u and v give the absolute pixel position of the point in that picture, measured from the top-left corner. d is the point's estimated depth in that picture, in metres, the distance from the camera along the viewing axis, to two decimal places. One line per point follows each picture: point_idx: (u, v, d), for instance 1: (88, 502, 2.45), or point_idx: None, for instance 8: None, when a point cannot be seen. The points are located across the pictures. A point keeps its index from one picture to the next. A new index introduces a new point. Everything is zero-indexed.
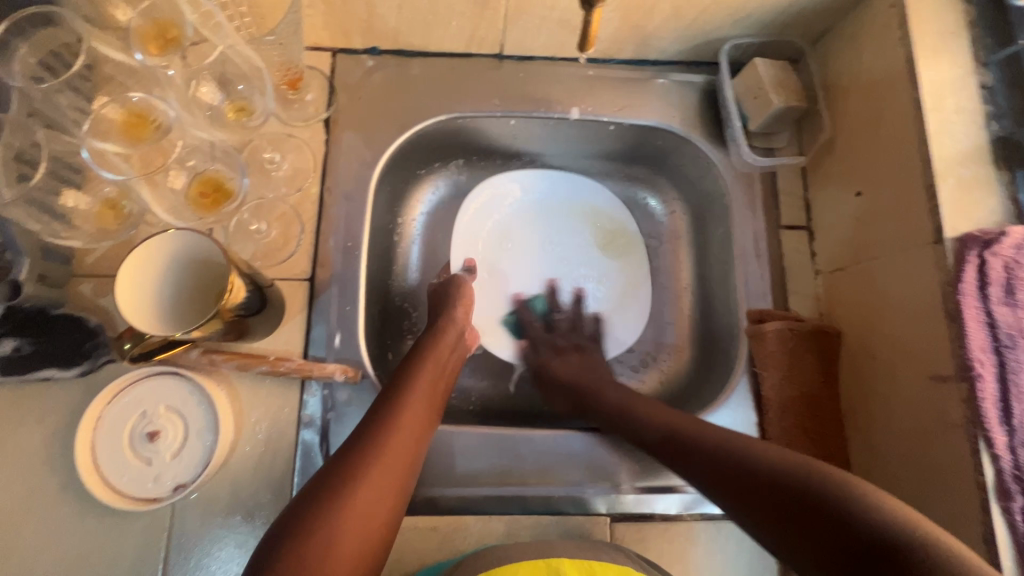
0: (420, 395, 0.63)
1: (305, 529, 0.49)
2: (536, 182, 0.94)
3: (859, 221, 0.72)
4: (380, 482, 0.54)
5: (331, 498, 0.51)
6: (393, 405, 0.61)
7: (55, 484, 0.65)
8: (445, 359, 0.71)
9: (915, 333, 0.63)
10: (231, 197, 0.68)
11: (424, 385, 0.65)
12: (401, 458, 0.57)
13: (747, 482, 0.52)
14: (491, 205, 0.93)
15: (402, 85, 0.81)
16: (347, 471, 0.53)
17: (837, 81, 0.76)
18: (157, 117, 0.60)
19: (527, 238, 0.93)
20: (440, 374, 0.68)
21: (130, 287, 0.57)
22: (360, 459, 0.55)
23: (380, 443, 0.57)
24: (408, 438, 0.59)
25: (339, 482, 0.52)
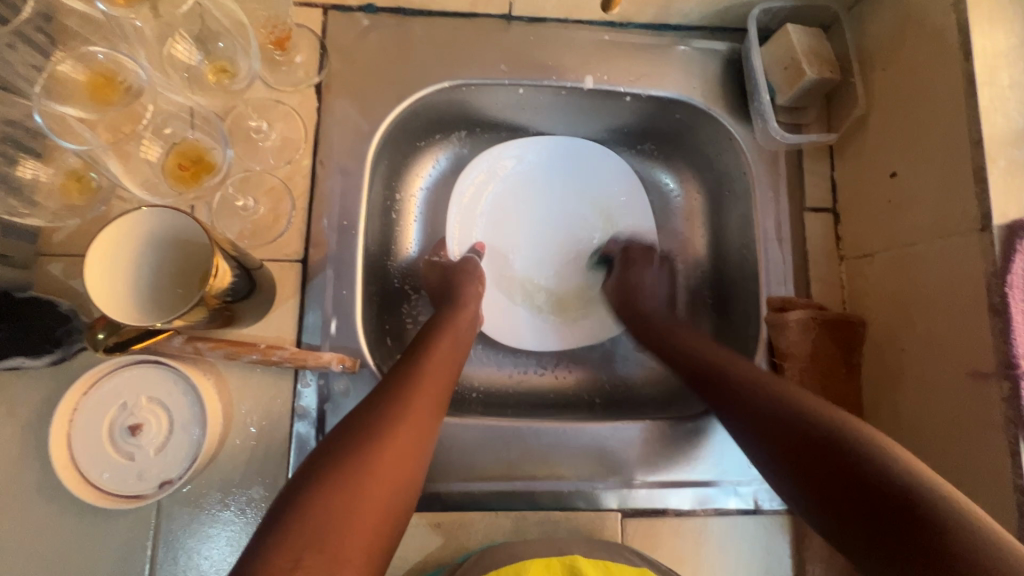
0: (434, 379, 0.59)
1: (310, 532, 0.44)
2: (536, 153, 0.86)
3: (892, 204, 0.68)
4: (391, 476, 0.49)
5: (339, 494, 0.46)
6: (405, 388, 0.56)
7: (29, 480, 0.61)
8: (457, 338, 0.66)
9: (951, 326, 0.59)
10: (214, 171, 0.62)
11: (436, 363, 0.61)
12: (414, 443, 0.53)
13: (806, 450, 0.49)
14: (489, 179, 0.85)
15: (401, 47, 0.74)
16: (355, 464, 0.48)
17: (875, 51, 0.71)
18: (127, 78, 0.53)
19: (528, 215, 0.87)
20: (452, 354, 0.64)
21: (102, 270, 0.51)
22: (367, 451, 0.49)
23: (393, 431, 0.52)
24: (422, 419, 0.55)
25: (345, 478, 0.47)
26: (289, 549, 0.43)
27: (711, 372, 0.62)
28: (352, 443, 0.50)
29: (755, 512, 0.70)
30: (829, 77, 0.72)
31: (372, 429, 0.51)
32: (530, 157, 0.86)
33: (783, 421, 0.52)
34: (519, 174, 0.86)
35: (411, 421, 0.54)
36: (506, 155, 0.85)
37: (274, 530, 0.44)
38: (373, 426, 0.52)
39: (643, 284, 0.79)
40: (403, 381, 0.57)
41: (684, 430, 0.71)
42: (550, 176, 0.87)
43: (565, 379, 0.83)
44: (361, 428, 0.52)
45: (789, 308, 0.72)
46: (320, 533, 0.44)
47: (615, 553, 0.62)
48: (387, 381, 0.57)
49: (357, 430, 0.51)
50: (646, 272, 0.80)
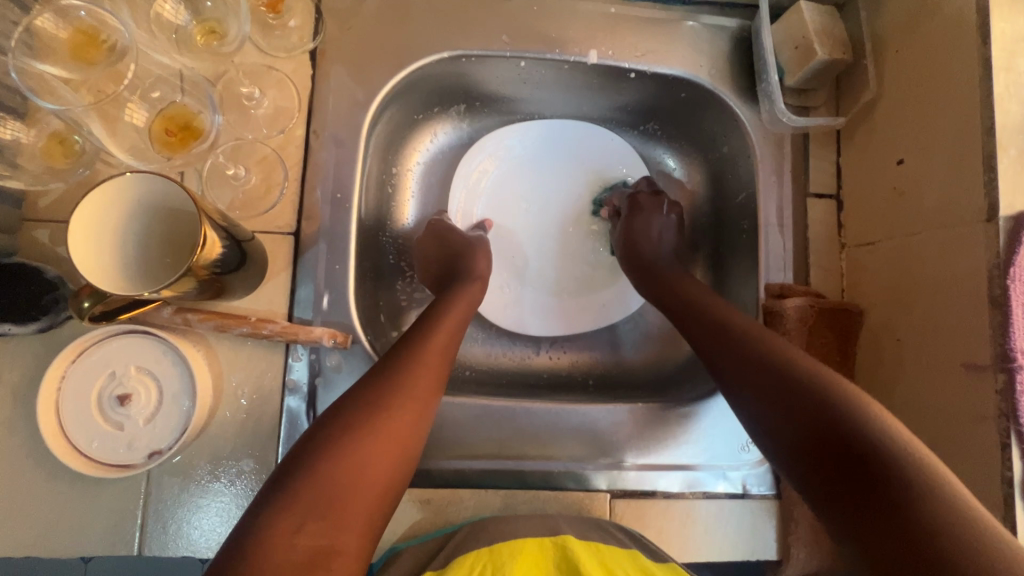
0: (441, 351, 0.58)
1: (313, 499, 0.44)
2: (537, 133, 0.84)
3: (897, 192, 0.67)
4: (394, 446, 0.49)
5: (343, 461, 0.46)
6: (412, 358, 0.55)
7: (18, 445, 0.61)
8: (467, 308, 0.65)
9: (950, 315, 0.59)
10: (201, 136, 0.60)
11: (444, 334, 0.60)
12: (418, 418, 0.52)
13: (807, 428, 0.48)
14: (491, 159, 0.84)
15: (400, 13, 0.71)
16: (358, 435, 0.48)
17: (888, 31, 0.68)
18: (110, 37, 0.51)
19: (531, 195, 0.85)
20: (460, 325, 0.63)
21: (86, 240, 0.50)
22: (370, 421, 0.49)
23: (397, 404, 0.51)
24: (427, 392, 0.54)
25: (348, 446, 0.47)
26: (292, 516, 0.43)
27: (715, 329, 0.60)
28: (355, 413, 0.50)
29: (743, 497, 0.70)
30: (840, 59, 0.70)
31: (377, 399, 0.51)
32: (529, 140, 0.84)
33: (787, 394, 0.50)
34: (522, 153, 0.84)
35: (417, 393, 0.53)
36: (511, 134, 0.84)
37: (272, 498, 0.44)
38: (376, 395, 0.51)
39: (641, 231, 0.77)
40: (409, 353, 0.56)
41: (676, 414, 0.71)
42: (556, 156, 0.85)
43: (559, 360, 0.83)
44: (362, 399, 0.51)
45: (787, 295, 0.72)
46: (324, 500, 0.45)
47: (606, 534, 0.62)
48: (392, 352, 0.57)
49: (358, 400, 0.51)
50: (654, 218, 0.77)
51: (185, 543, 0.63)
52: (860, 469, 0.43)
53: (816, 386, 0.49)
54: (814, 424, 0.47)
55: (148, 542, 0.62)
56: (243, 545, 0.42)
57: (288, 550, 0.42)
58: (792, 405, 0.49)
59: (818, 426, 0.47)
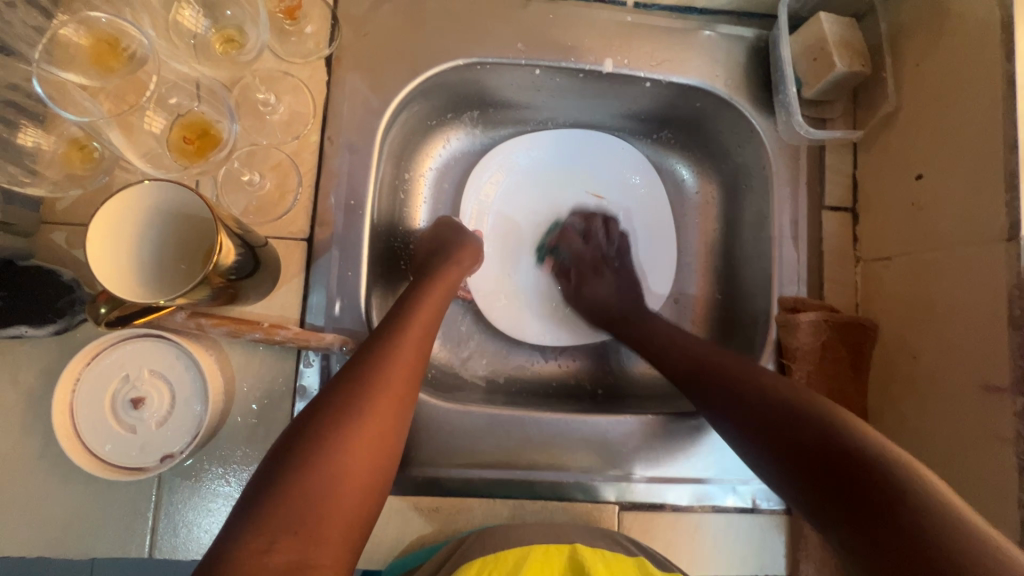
0: (412, 349, 0.57)
1: (285, 515, 0.44)
2: (548, 143, 0.85)
3: (915, 207, 0.66)
4: (367, 453, 0.49)
5: (311, 474, 0.46)
6: (382, 360, 0.54)
7: (33, 447, 0.61)
8: (439, 301, 0.64)
9: (968, 333, 0.58)
10: (219, 144, 0.60)
11: (415, 331, 0.59)
12: (388, 423, 0.52)
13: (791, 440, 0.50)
14: (503, 168, 0.84)
15: (416, 20, 0.71)
16: (330, 447, 0.48)
17: (909, 43, 0.67)
18: (129, 46, 0.51)
19: (541, 204, 0.85)
20: (432, 318, 0.62)
21: (104, 246, 0.50)
22: (341, 432, 0.49)
23: (369, 410, 0.51)
24: (399, 394, 0.53)
25: (317, 458, 0.47)
26: (264, 533, 0.43)
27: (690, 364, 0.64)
28: (326, 423, 0.49)
29: (753, 511, 0.70)
30: (859, 71, 0.70)
31: (347, 407, 0.50)
32: (536, 152, 0.85)
33: (771, 414, 0.53)
34: (533, 161, 0.85)
35: (388, 397, 0.52)
36: (523, 143, 0.84)
37: (254, 514, 0.44)
38: (346, 402, 0.51)
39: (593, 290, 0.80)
40: (379, 353, 0.55)
41: (685, 426, 0.71)
42: (567, 165, 0.86)
43: (568, 368, 0.83)
44: (333, 407, 0.50)
45: (800, 309, 0.71)
46: (296, 514, 0.45)
47: (612, 543, 0.62)
48: (360, 354, 0.55)
49: (328, 408, 0.50)
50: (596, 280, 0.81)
51: (195, 546, 0.63)
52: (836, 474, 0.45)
53: (796, 402, 0.52)
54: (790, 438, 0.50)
55: (159, 544, 0.62)
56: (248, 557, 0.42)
57: (261, 567, 0.42)
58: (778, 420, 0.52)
59: (793, 438, 0.49)
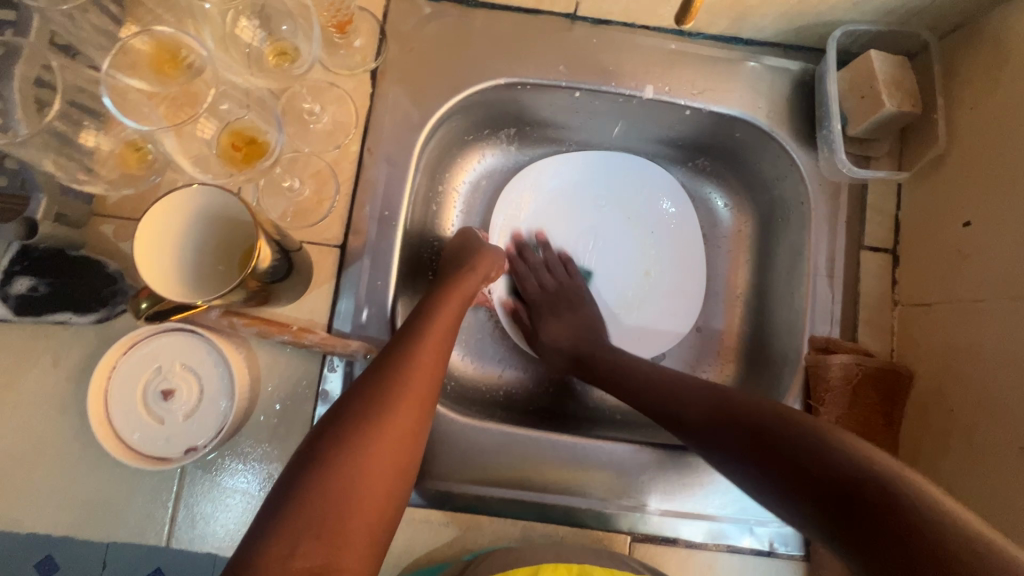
0: (433, 353, 0.57)
1: (308, 520, 0.45)
2: (581, 166, 0.85)
3: (961, 255, 0.64)
4: (389, 459, 0.49)
5: (334, 479, 0.47)
6: (405, 365, 0.54)
7: (66, 431, 0.64)
8: (458, 308, 0.64)
9: (1010, 389, 0.56)
10: (265, 153, 0.61)
11: (433, 335, 0.58)
12: (408, 425, 0.51)
13: (806, 486, 0.47)
14: (531, 189, 0.84)
15: (461, 39, 0.73)
16: (348, 454, 0.48)
17: (964, 85, 0.66)
18: (190, 56, 0.55)
19: (565, 225, 0.86)
20: (449, 324, 0.61)
21: (155, 238, 0.52)
22: (362, 436, 0.49)
23: (388, 413, 0.51)
24: (420, 398, 0.53)
25: (340, 466, 0.47)
26: (286, 539, 0.44)
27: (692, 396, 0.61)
28: (346, 428, 0.49)
29: (769, 555, 0.68)
30: (908, 111, 0.68)
31: (367, 412, 0.50)
32: (566, 176, 0.85)
33: (763, 444, 0.52)
34: (562, 184, 0.85)
35: (408, 406, 0.52)
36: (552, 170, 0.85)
37: (273, 520, 0.45)
38: (366, 407, 0.51)
39: (555, 329, 0.78)
40: (399, 359, 0.55)
41: (705, 462, 0.69)
42: (596, 186, 0.85)
43: (587, 391, 0.82)
44: (352, 411, 0.50)
45: (832, 350, 0.69)
46: (316, 518, 0.45)
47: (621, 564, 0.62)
48: (380, 358, 0.56)
49: (349, 416, 0.50)
50: (555, 323, 0.78)
51: (211, 539, 0.64)
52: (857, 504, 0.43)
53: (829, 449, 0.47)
54: (807, 470, 0.47)
55: (177, 533, 0.64)
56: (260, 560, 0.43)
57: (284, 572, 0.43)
58: (769, 443, 0.51)
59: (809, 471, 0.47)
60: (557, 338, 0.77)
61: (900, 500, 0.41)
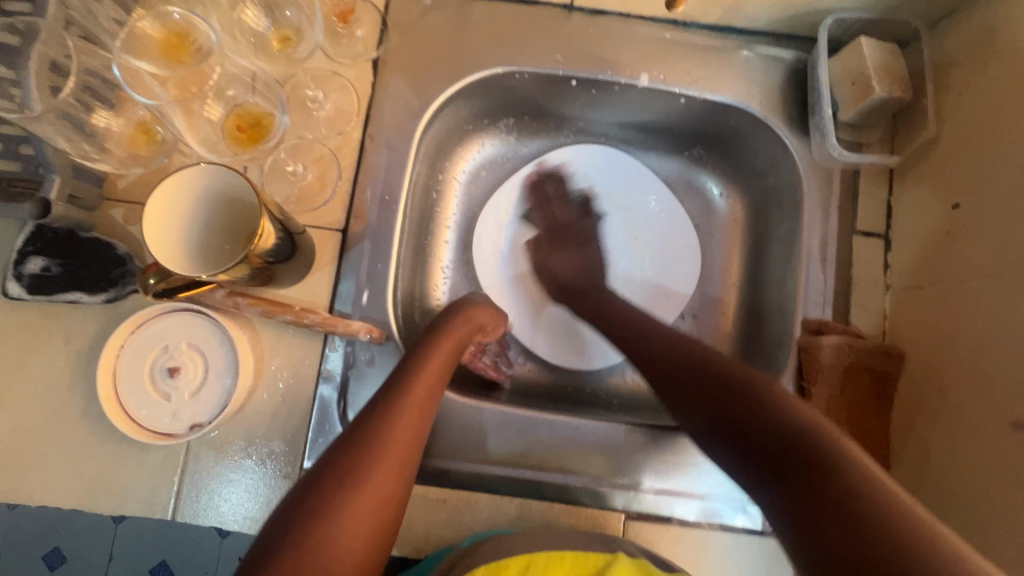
0: (418, 408, 0.56)
1: None
2: (569, 162, 0.87)
3: (951, 237, 0.65)
4: (367, 524, 0.48)
5: (313, 541, 0.45)
6: (388, 421, 0.53)
7: (76, 406, 0.66)
8: (448, 358, 0.63)
9: (999, 366, 0.57)
10: (271, 131, 0.64)
11: (421, 389, 0.57)
12: (389, 486, 0.50)
13: (757, 448, 0.49)
14: (521, 187, 0.86)
15: (460, 29, 0.74)
16: (326, 520, 0.46)
17: (955, 71, 0.67)
18: (198, 39, 0.57)
19: (555, 221, 0.87)
20: (437, 378, 0.60)
21: (162, 215, 0.54)
22: (341, 499, 0.47)
23: (370, 474, 0.49)
24: (402, 458, 0.52)
25: (318, 530, 0.46)
26: None
27: (675, 357, 0.62)
28: (326, 491, 0.47)
29: (762, 534, 0.68)
30: (899, 97, 0.69)
31: (349, 474, 0.49)
32: (558, 174, 0.87)
33: (759, 444, 0.48)
34: (549, 183, 0.87)
35: (390, 466, 0.51)
36: (541, 169, 0.86)
37: None
38: (348, 468, 0.49)
39: (552, 260, 0.83)
40: (384, 413, 0.53)
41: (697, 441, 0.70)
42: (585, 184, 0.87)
43: (584, 376, 0.83)
44: (333, 472, 0.49)
45: (824, 332, 0.70)
46: None
47: (615, 546, 0.63)
48: (364, 414, 0.54)
49: (330, 477, 0.48)
50: (560, 255, 0.83)
51: (215, 514, 0.66)
52: (798, 466, 0.44)
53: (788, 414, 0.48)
54: (763, 429, 0.49)
55: (181, 508, 0.66)
56: None
57: None
58: (767, 443, 0.48)
59: (764, 430, 0.49)
60: (557, 274, 0.82)
61: (836, 466, 0.42)
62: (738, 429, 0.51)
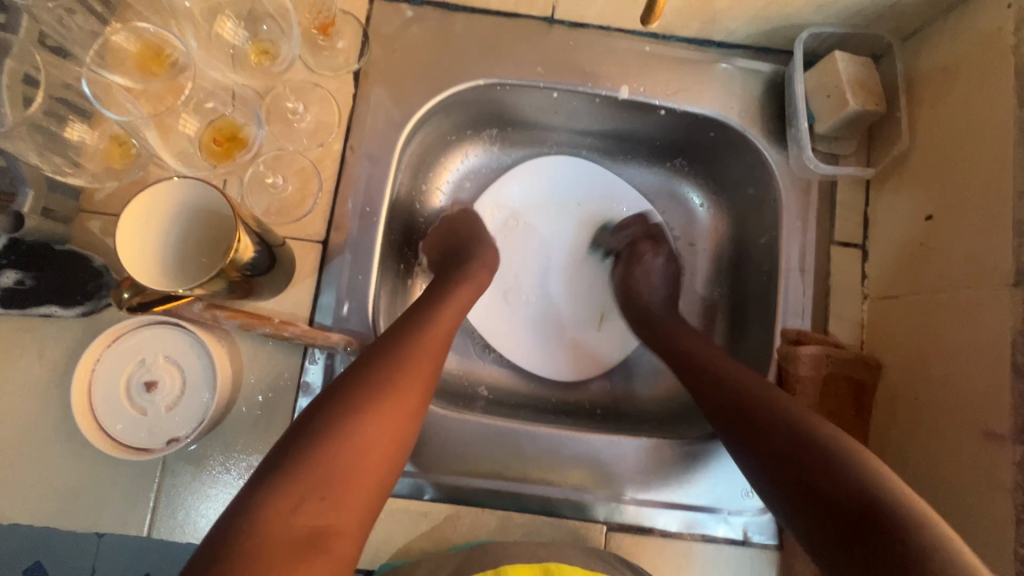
0: (442, 337, 0.60)
1: (320, 476, 0.46)
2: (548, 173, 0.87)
3: (925, 249, 0.66)
4: (397, 426, 0.52)
5: (347, 435, 0.48)
6: (415, 342, 0.57)
7: (49, 421, 0.65)
8: (470, 297, 0.68)
9: (972, 376, 0.57)
10: (245, 146, 0.66)
11: (447, 320, 0.62)
12: (418, 394, 0.54)
13: (799, 486, 0.50)
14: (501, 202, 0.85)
15: (441, 41, 0.75)
16: (360, 417, 0.50)
17: (927, 85, 0.68)
18: (173, 54, 0.57)
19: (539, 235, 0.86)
20: (460, 314, 0.64)
21: (135, 229, 0.54)
22: (375, 400, 0.51)
23: (401, 382, 0.53)
24: (429, 372, 0.56)
25: (352, 424, 0.49)
26: (293, 493, 0.45)
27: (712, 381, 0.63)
28: (361, 391, 0.51)
29: (744, 544, 0.69)
30: (873, 110, 0.70)
31: (380, 381, 0.52)
32: (537, 186, 0.87)
33: (771, 440, 0.54)
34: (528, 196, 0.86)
35: (420, 376, 0.55)
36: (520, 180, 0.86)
37: (283, 466, 0.46)
38: (381, 375, 0.53)
39: (639, 278, 0.80)
40: (416, 335, 0.58)
41: (679, 452, 0.70)
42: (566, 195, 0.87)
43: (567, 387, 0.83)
44: (368, 376, 0.53)
45: (803, 342, 0.71)
46: (327, 476, 0.46)
47: (596, 558, 0.63)
48: (392, 332, 0.58)
49: (365, 380, 0.52)
50: (646, 266, 0.81)
51: (192, 530, 0.65)
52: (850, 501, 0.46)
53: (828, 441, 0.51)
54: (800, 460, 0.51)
55: (158, 524, 0.65)
56: (264, 510, 0.44)
57: (286, 528, 0.44)
58: (781, 448, 0.53)
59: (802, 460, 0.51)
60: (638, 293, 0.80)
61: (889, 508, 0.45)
62: (776, 447, 0.53)
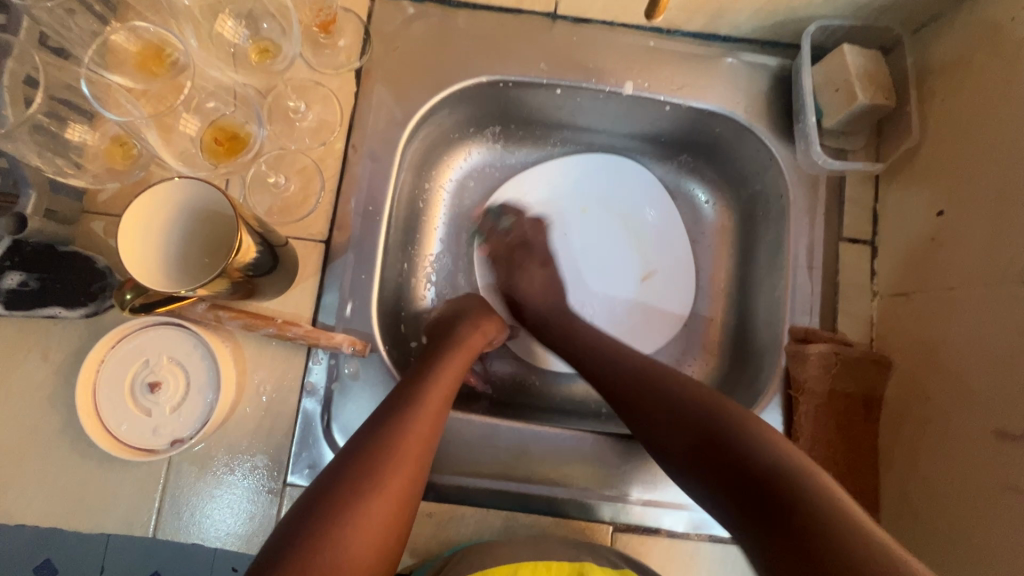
0: (444, 389, 0.60)
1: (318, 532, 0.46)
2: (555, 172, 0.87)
3: (936, 245, 0.65)
4: (400, 481, 0.51)
5: (349, 492, 0.48)
6: (415, 396, 0.58)
7: (54, 422, 0.65)
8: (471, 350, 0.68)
9: (985, 374, 0.56)
10: (247, 145, 0.65)
11: (449, 373, 0.63)
12: (420, 445, 0.54)
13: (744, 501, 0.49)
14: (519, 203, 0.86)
15: (443, 38, 0.74)
16: (362, 474, 0.50)
17: (937, 78, 0.67)
18: (172, 53, 0.57)
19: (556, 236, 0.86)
20: (460, 368, 0.65)
21: (135, 230, 0.53)
22: (377, 456, 0.51)
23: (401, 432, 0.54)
24: (431, 422, 0.56)
25: (351, 480, 0.49)
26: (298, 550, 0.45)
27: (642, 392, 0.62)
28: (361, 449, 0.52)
29: None
30: (882, 104, 0.69)
31: (377, 438, 0.53)
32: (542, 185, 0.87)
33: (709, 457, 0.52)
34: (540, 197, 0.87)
35: (421, 428, 0.55)
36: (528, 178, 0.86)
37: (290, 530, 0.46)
38: (378, 430, 0.53)
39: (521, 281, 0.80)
40: (414, 391, 0.58)
41: None
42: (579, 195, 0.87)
43: (572, 385, 0.83)
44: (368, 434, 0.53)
45: (811, 340, 0.70)
46: (326, 530, 0.46)
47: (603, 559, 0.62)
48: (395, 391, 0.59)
49: (365, 439, 0.53)
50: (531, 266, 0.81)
51: (197, 531, 0.65)
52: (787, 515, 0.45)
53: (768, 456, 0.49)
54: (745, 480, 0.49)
55: (162, 525, 0.65)
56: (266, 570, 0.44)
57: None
58: (722, 470, 0.51)
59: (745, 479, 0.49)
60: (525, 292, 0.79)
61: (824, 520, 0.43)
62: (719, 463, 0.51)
